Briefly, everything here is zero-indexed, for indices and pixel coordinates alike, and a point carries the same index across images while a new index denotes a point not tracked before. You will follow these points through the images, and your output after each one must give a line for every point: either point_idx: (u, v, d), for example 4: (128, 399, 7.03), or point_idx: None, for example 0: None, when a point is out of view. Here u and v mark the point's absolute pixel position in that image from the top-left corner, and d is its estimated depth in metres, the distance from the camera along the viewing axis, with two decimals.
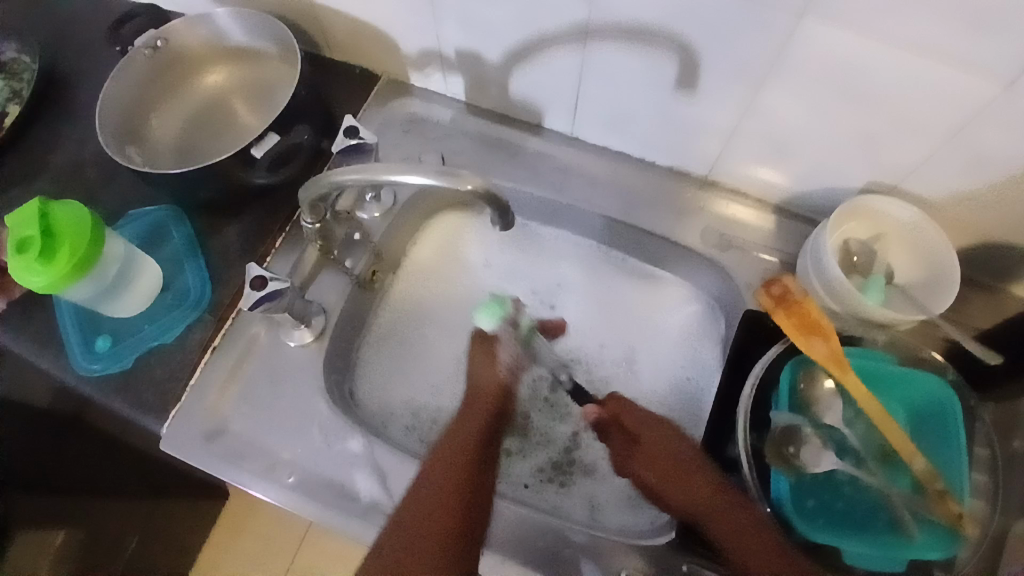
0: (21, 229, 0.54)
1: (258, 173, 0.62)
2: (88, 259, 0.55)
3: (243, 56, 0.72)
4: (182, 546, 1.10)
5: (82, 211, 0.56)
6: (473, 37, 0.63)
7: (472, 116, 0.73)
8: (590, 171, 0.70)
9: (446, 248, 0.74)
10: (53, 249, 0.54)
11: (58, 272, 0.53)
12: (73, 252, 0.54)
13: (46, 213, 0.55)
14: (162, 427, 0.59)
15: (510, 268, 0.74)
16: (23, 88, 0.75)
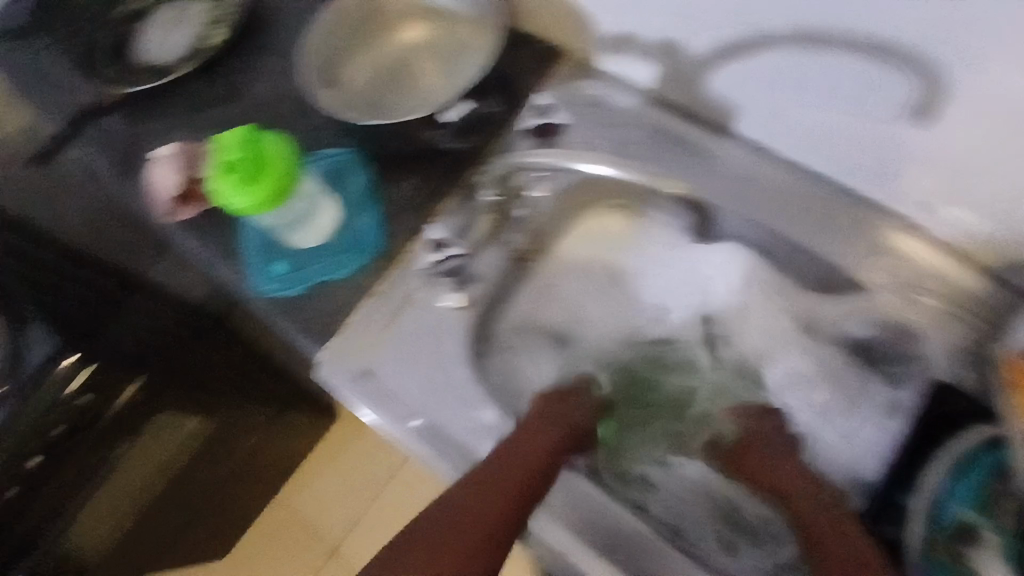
0: (233, 151, 0.58)
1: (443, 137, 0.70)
2: (280, 191, 0.58)
3: (438, 18, 0.74)
4: (279, 446, 1.25)
5: (286, 143, 0.60)
6: (685, 28, 0.61)
7: (655, 107, 0.70)
8: (769, 184, 0.66)
9: (607, 235, 0.72)
10: (256, 176, 0.57)
11: (257, 197, 0.57)
12: (274, 181, 0.58)
13: (255, 142, 0.59)
14: (323, 355, 0.65)
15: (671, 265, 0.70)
16: (224, 12, 0.81)
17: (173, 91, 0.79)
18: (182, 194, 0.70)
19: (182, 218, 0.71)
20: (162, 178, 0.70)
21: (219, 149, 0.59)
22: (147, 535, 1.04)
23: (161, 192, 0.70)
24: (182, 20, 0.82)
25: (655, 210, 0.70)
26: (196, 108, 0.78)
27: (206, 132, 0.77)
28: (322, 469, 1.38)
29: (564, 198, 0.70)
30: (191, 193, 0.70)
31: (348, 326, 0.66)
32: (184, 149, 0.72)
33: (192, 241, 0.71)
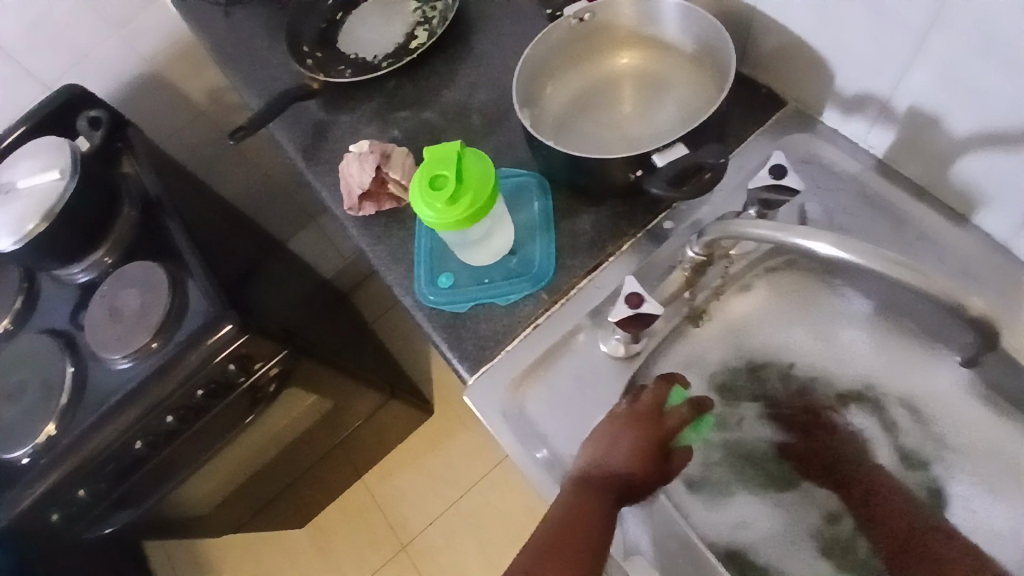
0: (438, 167, 0.58)
1: (655, 182, 0.58)
2: (472, 213, 0.57)
3: (652, 48, 0.70)
4: (382, 435, 1.29)
5: (488, 168, 0.59)
6: (946, 101, 0.53)
7: (881, 177, 0.62)
8: (1008, 289, 0.57)
9: (794, 308, 0.65)
10: (457, 194, 0.56)
11: (452, 216, 0.56)
12: (472, 202, 0.56)
13: (460, 160, 0.58)
14: (470, 378, 0.62)
15: (863, 354, 0.63)
16: (434, 17, 0.84)
17: (372, 86, 0.81)
18: (363, 192, 0.71)
19: (362, 214, 0.72)
20: (352, 172, 0.70)
21: (428, 159, 0.58)
22: (241, 503, 1.06)
23: (348, 186, 0.71)
24: (394, 20, 0.85)
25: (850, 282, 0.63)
26: (390, 106, 0.79)
27: (396, 131, 0.78)
28: (405, 465, 1.37)
29: (753, 260, 0.64)
30: (372, 192, 0.71)
31: (500, 355, 0.63)
32: (374, 145, 0.71)
33: (366, 237, 0.71)
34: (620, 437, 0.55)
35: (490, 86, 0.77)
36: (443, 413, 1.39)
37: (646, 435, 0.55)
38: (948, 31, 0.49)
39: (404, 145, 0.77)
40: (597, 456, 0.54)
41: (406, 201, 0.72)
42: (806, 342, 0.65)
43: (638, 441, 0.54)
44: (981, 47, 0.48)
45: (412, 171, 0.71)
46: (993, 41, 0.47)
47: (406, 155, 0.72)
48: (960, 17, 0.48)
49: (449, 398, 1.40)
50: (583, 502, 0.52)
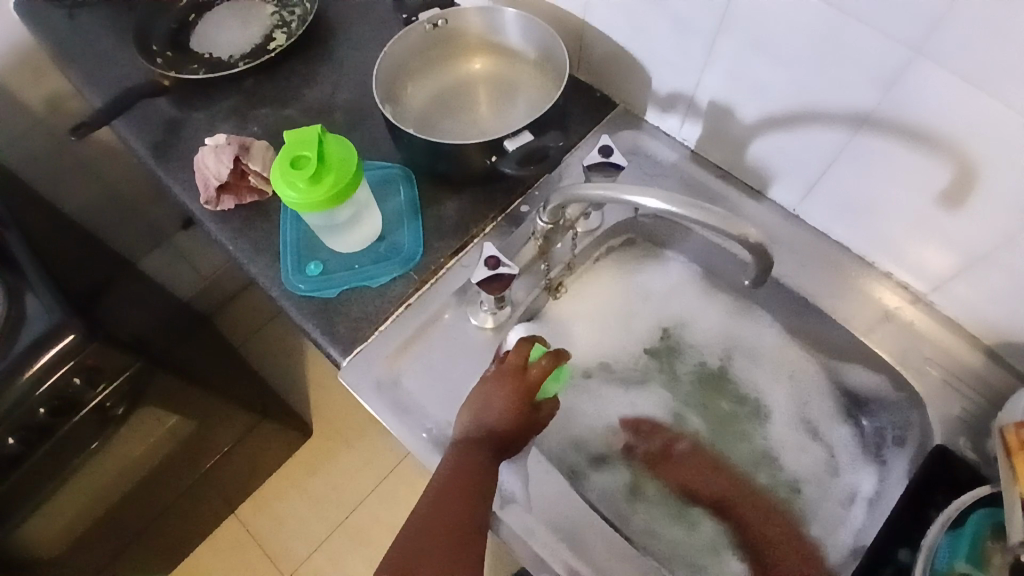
0: (301, 149, 0.60)
1: (506, 164, 0.66)
2: (336, 191, 0.59)
3: (501, 53, 0.77)
4: (259, 460, 1.22)
5: (351, 151, 0.61)
6: (736, 92, 0.65)
7: (696, 164, 0.74)
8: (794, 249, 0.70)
9: (635, 266, 0.75)
10: (318, 174, 0.58)
11: (314, 195, 0.58)
12: (336, 182, 0.59)
13: (322, 143, 0.60)
14: (344, 358, 0.64)
15: (688, 304, 0.76)
16: (292, 21, 0.85)
17: (228, 85, 0.80)
18: (221, 185, 0.70)
19: (221, 208, 0.71)
20: (207, 164, 0.69)
21: (286, 141, 0.60)
22: (96, 547, 0.95)
23: (203, 177, 0.69)
24: (250, 23, 0.86)
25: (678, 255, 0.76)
26: (247, 104, 0.79)
27: (256, 129, 0.78)
28: (282, 491, 1.30)
29: (598, 235, 0.71)
30: (231, 185, 0.70)
31: (375, 334, 0.65)
32: (231, 138, 0.71)
33: (227, 232, 0.70)
34: (492, 395, 0.59)
35: (351, 87, 0.80)
36: (321, 430, 1.35)
37: (515, 388, 0.60)
38: (730, 35, 0.61)
39: (265, 141, 0.77)
40: (473, 417, 0.59)
41: (268, 193, 0.72)
42: (647, 296, 0.75)
43: (508, 396, 0.59)
44: (755, 46, 0.60)
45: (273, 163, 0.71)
46: (761, 41, 0.59)
47: (265, 147, 0.72)
48: (737, 24, 0.60)
49: (326, 414, 1.36)
50: (465, 459, 0.56)
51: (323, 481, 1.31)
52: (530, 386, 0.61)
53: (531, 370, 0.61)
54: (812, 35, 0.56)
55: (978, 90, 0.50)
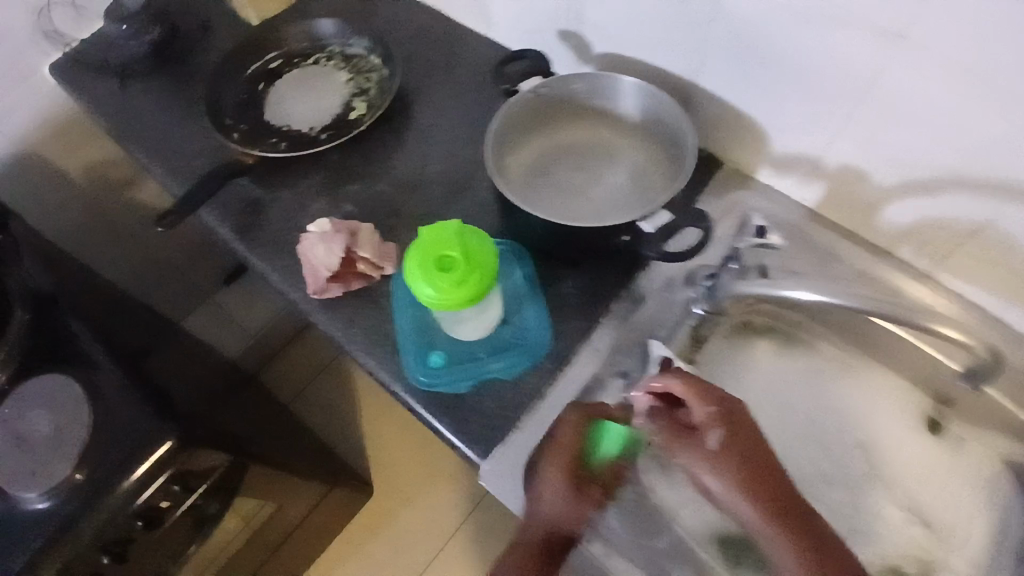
0: (442, 246, 0.56)
1: (649, 248, 0.60)
2: (479, 289, 0.55)
3: (602, 119, 0.74)
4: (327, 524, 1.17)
5: (491, 249, 0.58)
6: (869, 159, 0.63)
7: (816, 223, 0.72)
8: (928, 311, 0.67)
9: (812, 376, 0.69)
10: (462, 274, 0.55)
11: (455, 296, 0.54)
12: (479, 282, 0.55)
13: (463, 240, 0.57)
14: (484, 463, 0.59)
15: (883, 426, 0.66)
16: (370, 87, 0.82)
17: (314, 160, 0.76)
18: (331, 274, 0.66)
19: (329, 296, 0.67)
20: (318, 255, 0.66)
21: (421, 240, 0.56)
22: None
23: (314, 268, 0.66)
24: (327, 92, 0.82)
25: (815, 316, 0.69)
26: (336, 180, 0.75)
27: (350, 207, 0.74)
28: (346, 555, 1.24)
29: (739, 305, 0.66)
30: (341, 273, 0.66)
31: (513, 434, 0.60)
32: (338, 223, 0.67)
33: (338, 322, 0.66)
34: (552, 484, 0.52)
35: (442, 156, 0.77)
36: (380, 486, 1.29)
37: (564, 470, 0.52)
38: (868, 104, 0.60)
39: (360, 219, 0.73)
40: (534, 508, 0.53)
41: (377, 278, 0.68)
42: (829, 410, 0.67)
43: (563, 484, 0.52)
44: (893, 116, 0.59)
45: (381, 248, 0.68)
46: (900, 113, 0.58)
47: (372, 233, 0.69)
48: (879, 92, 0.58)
49: (383, 469, 1.30)
50: (524, 555, 0.51)
51: (390, 537, 1.25)
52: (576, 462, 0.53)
53: (570, 444, 0.54)
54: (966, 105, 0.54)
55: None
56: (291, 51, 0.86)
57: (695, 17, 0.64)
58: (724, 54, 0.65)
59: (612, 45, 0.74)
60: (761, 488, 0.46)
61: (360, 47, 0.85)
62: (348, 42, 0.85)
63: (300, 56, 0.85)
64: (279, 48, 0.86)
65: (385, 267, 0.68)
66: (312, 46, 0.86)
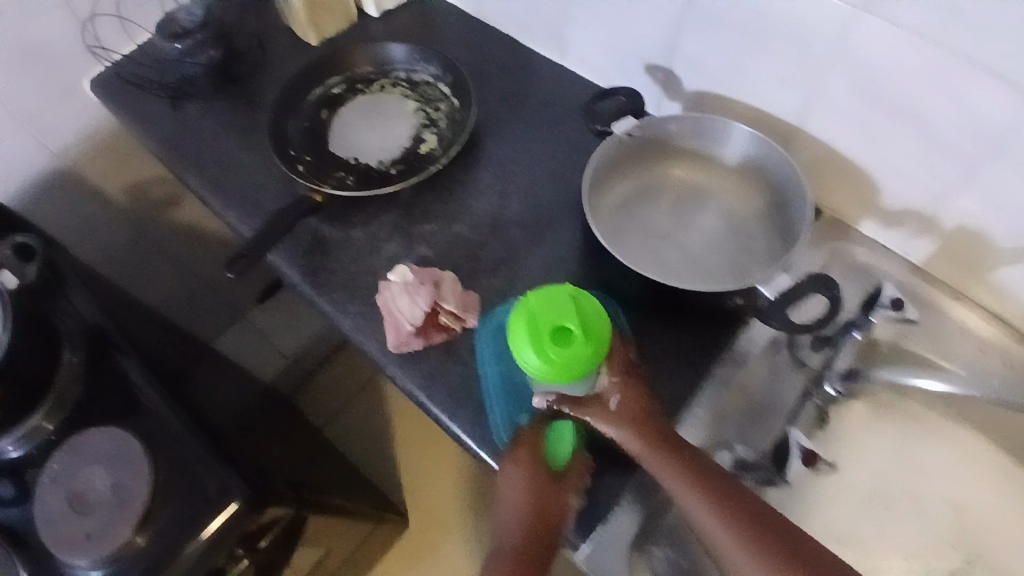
0: (558, 315, 0.51)
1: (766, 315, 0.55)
2: (587, 370, 0.50)
3: (695, 160, 0.69)
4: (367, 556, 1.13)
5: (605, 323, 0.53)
6: (993, 217, 0.59)
7: (921, 279, 0.67)
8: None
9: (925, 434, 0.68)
10: (574, 352, 0.50)
11: (562, 373, 0.50)
12: (590, 364, 0.50)
13: (579, 313, 0.52)
14: (582, 544, 0.55)
15: (988, 505, 0.66)
16: (440, 118, 0.77)
17: (385, 198, 0.72)
18: (414, 328, 0.62)
19: (409, 350, 0.62)
20: (401, 307, 0.62)
21: (533, 304, 0.52)
22: None
23: (395, 320, 0.62)
24: (394, 122, 0.77)
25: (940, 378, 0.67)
26: (409, 220, 0.71)
27: (424, 249, 0.69)
28: None
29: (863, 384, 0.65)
30: (423, 326, 0.62)
31: (613, 511, 0.56)
32: (421, 274, 0.63)
33: (418, 379, 0.62)
34: (515, 481, 0.54)
35: (520, 196, 0.72)
36: (417, 515, 1.25)
37: (530, 469, 0.54)
38: (999, 165, 0.55)
39: (436, 264, 0.68)
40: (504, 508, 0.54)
41: (458, 330, 0.63)
42: (937, 470, 0.66)
43: (539, 484, 0.53)
44: None
45: (463, 298, 0.64)
46: None
47: (452, 282, 0.65)
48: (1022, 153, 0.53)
49: (422, 496, 1.26)
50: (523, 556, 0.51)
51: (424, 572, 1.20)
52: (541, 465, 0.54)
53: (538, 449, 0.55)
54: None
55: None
56: (353, 75, 0.81)
57: (813, 60, 0.59)
58: (842, 101, 0.60)
59: (707, 83, 0.69)
60: (645, 429, 0.53)
61: (427, 73, 0.80)
62: (415, 68, 0.80)
63: (363, 80, 0.80)
64: (342, 72, 0.80)
65: (467, 319, 0.63)
66: (376, 71, 0.81)
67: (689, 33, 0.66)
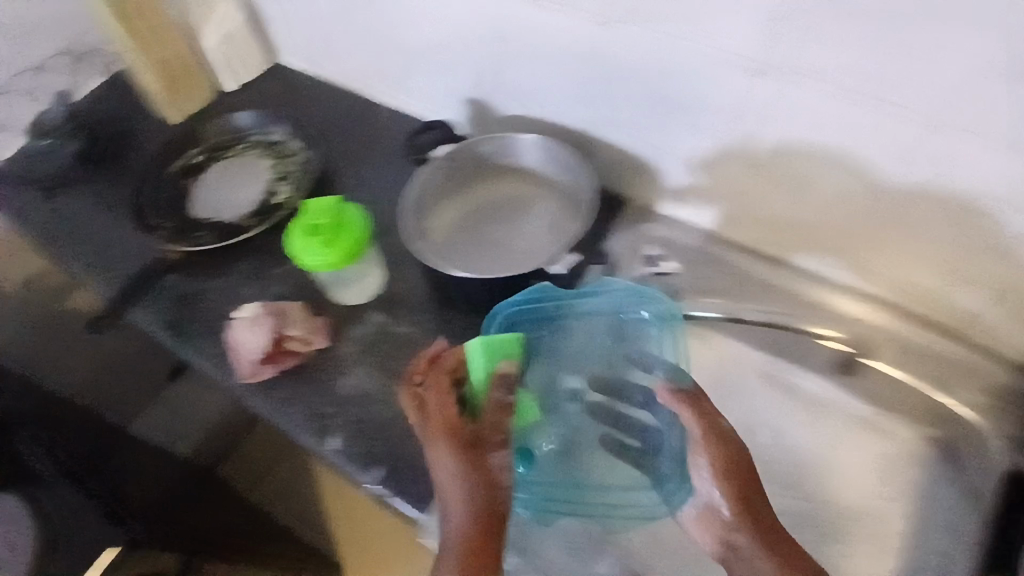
0: (317, 216, 0.64)
1: (563, 289, 0.69)
2: (345, 256, 0.64)
3: (517, 175, 0.78)
4: None
5: (363, 220, 0.65)
6: (752, 181, 0.69)
7: (719, 245, 0.77)
8: (840, 311, 0.71)
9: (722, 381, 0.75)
10: (329, 243, 0.63)
11: (323, 263, 0.63)
12: (343, 252, 0.63)
13: (338, 213, 0.64)
14: (422, 516, 0.60)
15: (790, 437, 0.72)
16: (292, 169, 0.82)
17: (238, 244, 0.79)
18: (263, 355, 0.68)
19: (263, 378, 0.68)
20: (246, 340, 0.68)
21: (305, 209, 0.64)
22: None
23: (243, 352, 0.68)
24: (248, 177, 0.83)
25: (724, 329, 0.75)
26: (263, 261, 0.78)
27: (274, 284, 0.76)
28: None
29: None
30: (271, 353, 0.68)
31: None
32: (264, 306, 0.70)
33: (273, 401, 0.68)
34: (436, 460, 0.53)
35: None
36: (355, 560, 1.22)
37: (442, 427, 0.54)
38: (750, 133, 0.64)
39: (287, 296, 0.75)
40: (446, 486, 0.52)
41: (307, 352, 0.70)
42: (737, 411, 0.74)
43: (442, 445, 0.53)
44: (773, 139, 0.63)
45: (310, 323, 0.70)
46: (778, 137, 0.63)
47: (299, 309, 0.71)
48: (757, 124, 0.63)
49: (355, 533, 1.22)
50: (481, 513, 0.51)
51: None
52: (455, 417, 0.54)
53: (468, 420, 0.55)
54: (844, 125, 0.58)
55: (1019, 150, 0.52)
56: (213, 145, 0.88)
57: (587, 72, 0.69)
58: (619, 105, 0.71)
59: (512, 104, 0.78)
60: (733, 479, 0.53)
61: (279, 131, 0.86)
62: (268, 127, 0.86)
63: (221, 146, 0.87)
64: (204, 142, 0.88)
65: (316, 340, 0.70)
66: (228, 130, 0.87)
67: (487, 66, 0.76)
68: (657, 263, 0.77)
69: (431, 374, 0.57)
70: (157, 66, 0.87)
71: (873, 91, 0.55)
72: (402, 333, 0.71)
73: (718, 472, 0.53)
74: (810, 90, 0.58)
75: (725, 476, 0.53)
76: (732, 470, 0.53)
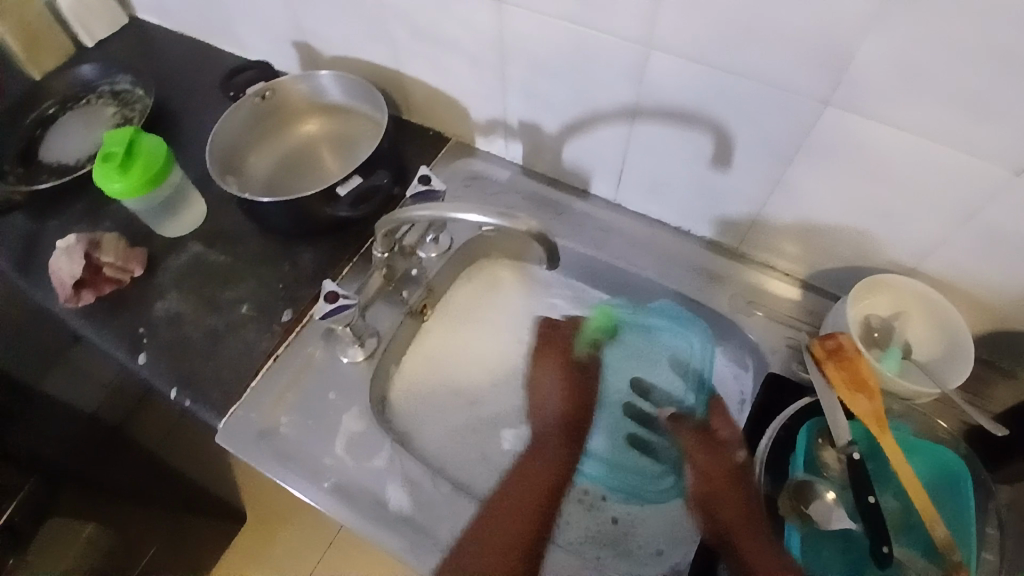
0: (114, 144, 0.71)
1: (340, 208, 0.72)
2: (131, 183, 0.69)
3: (336, 112, 0.83)
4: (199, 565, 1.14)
5: (160, 149, 0.72)
6: (535, 110, 0.73)
7: (527, 178, 0.82)
8: (654, 256, 0.76)
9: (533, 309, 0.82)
10: (118, 165, 0.69)
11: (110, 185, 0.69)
12: (128, 174, 0.69)
13: (134, 143, 0.72)
14: (220, 425, 0.67)
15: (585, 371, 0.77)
16: (134, 116, 0.89)
17: (77, 186, 0.84)
18: (77, 282, 0.73)
19: (82, 304, 0.74)
20: (61, 266, 0.73)
21: (109, 138, 0.72)
22: None
23: (60, 278, 0.73)
24: (92, 124, 0.89)
25: (536, 261, 0.83)
26: (100, 202, 0.83)
27: (107, 220, 0.82)
28: None
29: (452, 255, 0.80)
30: (88, 280, 0.74)
31: (247, 390, 0.69)
32: (80, 236, 0.74)
33: (90, 325, 0.73)
34: (541, 380, 0.72)
35: (199, 166, 0.85)
36: (251, 530, 1.20)
37: (556, 361, 0.71)
38: (516, 61, 0.68)
39: (116, 232, 0.80)
40: (538, 410, 0.71)
41: (127, 280, 0.76)
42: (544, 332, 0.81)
43: (553, 362, 0.71)
44: (535, 68, 0.67)
45: (126, 252, 0.76)
46: (539, 65, 0.67)
47: (118, 241, 0.76)
48: (518, 52, 0.66)
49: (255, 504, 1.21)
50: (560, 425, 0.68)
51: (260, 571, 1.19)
52: (567, 350, 0.72)
53: (564, 343, 0.72)
54: (582, 48, 0.62)
55: (705, 66, 0.57)
56: (64, 98, 0.92)
57: (372, 10, 0.72)
58: (407, 42, 0.74)
59: (328, 45, 0.82)
60: (712, 471, 0.60)
61: (126, 83, 0.92)
62: (115, 79, 0.93)
63: (73, 99, 0.92)
64: (55, 95, 0.92)
65: (132, 268, 0.76)
66: (76, 82, 0.93)
67: (297, 7, 0.78)
68: (426, 179, 0.73)
69: (553, 333, 0.72)
70: (17, 26, 0.87)
71: (593, 17, 0.58)
72: (219, 262, 0.78)
73: (704, 474, 0.61)
74: (547, 13, 0.61)
75: (697, 474, 0.61)
76: (727, 465, 0.60)
